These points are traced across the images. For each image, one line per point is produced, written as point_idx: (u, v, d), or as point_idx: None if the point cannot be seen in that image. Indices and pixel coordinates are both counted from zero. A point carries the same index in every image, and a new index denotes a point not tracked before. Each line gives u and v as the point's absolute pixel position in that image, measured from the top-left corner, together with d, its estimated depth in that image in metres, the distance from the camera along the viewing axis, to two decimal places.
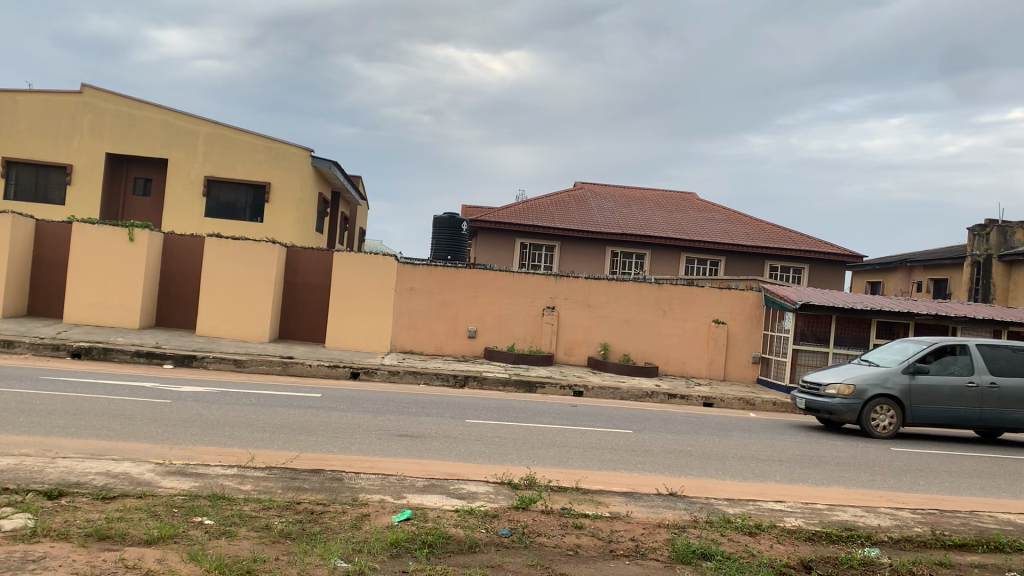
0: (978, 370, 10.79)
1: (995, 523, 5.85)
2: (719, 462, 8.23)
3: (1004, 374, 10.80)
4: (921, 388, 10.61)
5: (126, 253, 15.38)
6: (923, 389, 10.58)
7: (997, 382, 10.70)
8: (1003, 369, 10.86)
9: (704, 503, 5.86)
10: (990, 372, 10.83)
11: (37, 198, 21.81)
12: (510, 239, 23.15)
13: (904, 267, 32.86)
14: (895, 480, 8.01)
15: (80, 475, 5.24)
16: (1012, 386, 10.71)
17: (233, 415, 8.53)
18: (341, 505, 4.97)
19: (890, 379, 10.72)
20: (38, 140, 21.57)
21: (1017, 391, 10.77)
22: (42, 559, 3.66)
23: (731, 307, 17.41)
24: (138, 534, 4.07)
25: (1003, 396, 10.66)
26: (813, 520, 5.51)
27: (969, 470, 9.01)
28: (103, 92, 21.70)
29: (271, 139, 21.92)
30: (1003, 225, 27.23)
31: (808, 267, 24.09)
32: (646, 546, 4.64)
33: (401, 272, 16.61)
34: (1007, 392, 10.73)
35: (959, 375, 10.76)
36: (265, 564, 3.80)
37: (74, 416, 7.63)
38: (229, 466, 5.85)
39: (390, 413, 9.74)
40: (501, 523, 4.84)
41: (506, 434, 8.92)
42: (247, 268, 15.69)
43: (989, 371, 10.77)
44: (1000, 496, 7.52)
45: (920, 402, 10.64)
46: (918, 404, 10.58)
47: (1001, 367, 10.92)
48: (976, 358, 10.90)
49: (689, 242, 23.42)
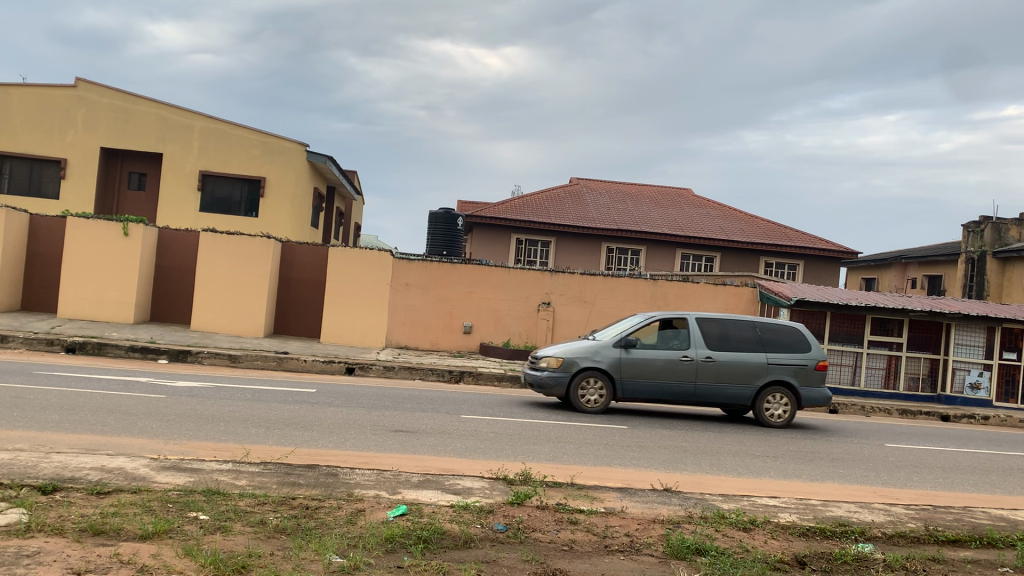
0: (695, 344, 10.69)
1: (988, 519, 5.88)
2: (714, 458, 8.24)
3: (720, 349, 10.69)
4: (633, 362, 10.51)
5: (120, 248, 15.33)
6: (635, 363, 10.47)
7: (711, 356, 10.60)
8: (722, 343, 10.76)
9: (699, 498, 5.87)
10: (707, 346, 10.72)
11: (31, 192, 21.73)
12: (505, 234, 23.15)
13: (899, 264, 32.95)
14: (890, 476, 8.04)
15: (74, 470, 5.23)
16: (729, 360, 10.62)
17: (227, 411, 8.51)
18: (337, 500, 4.96)
19: (602, 353, 10.60)
20: (31, 134, 21.48)
21: (734, 365, 10.67)
22: (36, 555, 3.65)
23: (726, 303, 17.44)
24: (132, 530, 4.06)
25: (717, 369, 10.57)
26: (807, 516, 5.52)
27: (962, 466, 9.05)
28: (97, 86, 21.59)
29: (266, 134, 21.86)
30: (997, 222, 27.36)
31: (803, 264, 24.14)
32: (641, 541, 4.65)
33: (396, 268, 16.59)
34: (721, 367, 10.63)
35: (672, 349, 10.65)
36: (260, 560, 3.80)
37: (68, 411, 7.61)
38: (224, 461, 5.84)
39: (385, 408, 9.75)
40: (496, 518, 4.84)
41: (501, 429, 8.92)
42: (242, 263, 15.67)
43: (705, 346, 10.65)
44: (992, 492, 7.55)
45: (631, 375, 10.56)
46: (626, 377, 10.50)
47: (721, 341, 10.80)
48: (693, 332, 10.80)
49: (684, 237, 23.44)
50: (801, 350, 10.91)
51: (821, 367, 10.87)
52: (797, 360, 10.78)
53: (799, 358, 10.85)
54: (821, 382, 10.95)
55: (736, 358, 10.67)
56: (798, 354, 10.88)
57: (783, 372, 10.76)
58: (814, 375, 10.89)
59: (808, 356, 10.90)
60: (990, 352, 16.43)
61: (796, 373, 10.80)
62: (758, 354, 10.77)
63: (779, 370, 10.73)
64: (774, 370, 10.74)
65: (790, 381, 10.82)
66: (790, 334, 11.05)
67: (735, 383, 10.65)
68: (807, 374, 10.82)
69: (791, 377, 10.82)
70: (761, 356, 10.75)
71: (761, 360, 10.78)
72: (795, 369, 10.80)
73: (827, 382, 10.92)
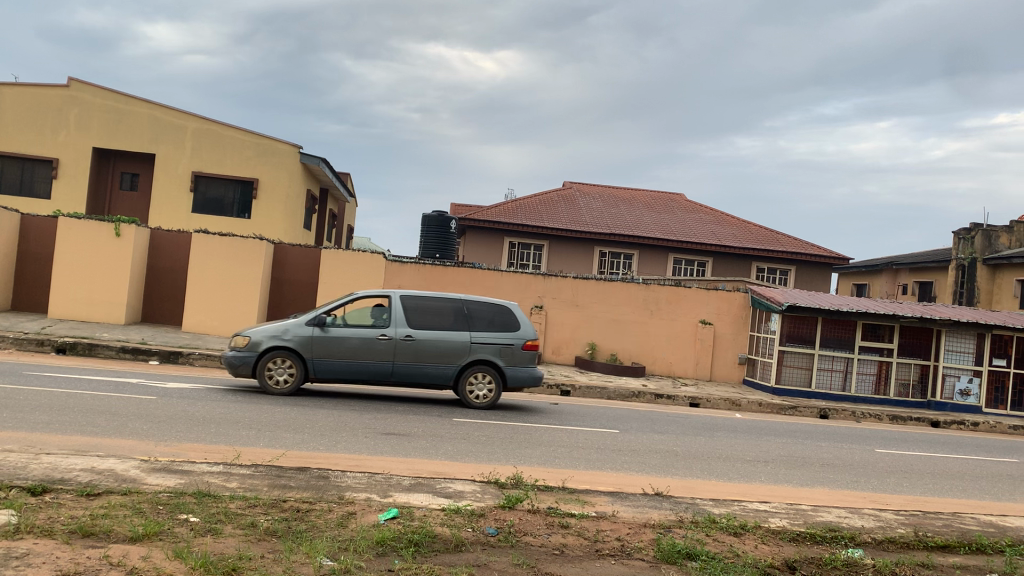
0: (395, 322, 10.43)
1: (977, 524, 5.90)
2: (704, 463, 8.26)
3: (422, 327, 10.47)
4: (324, 341, 10.18)
5: (111, 248, 15.28)
6: (326, 342, 10.14)
7: (410, 335, 10.37)
8: (421, 321, 10.52)
9: (690, 503, 5.88)
10: (409, 324, 10.48)
11: (23, 192, 21.64)
12: (498, 237, 23.16)
13: (890, 270, 33.09)
14: (879, 481, 8.08)
15: (64, 471, 5.21)
16: (428, 340, 10.40)
17: (219, 413, 8.50)
18: (328, 503, 4.96)
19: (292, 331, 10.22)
20: (24, 134, 21.41)
21: (433, 343, 10.43)
22: (26, 556, 3.63)
23: (717, 307, 17.48)
24: (122, 531, 4.05)
25: (414, 349, 10.33)
26: (798, 521, 5.54)
27: (951, 472, 9.10)
28: (90, 86, 21.52)
29: (260, 135, 21.83)
30: (987, 229, 27.51)
31: (795, 269, 24.22)
32: (632, 545, 4.66)
33: (389, 270, 16.57)
34: (421, 345, 10.41)
35: (372, 327, 10.37)
36: (250, 562, 3.79)
37: (59, 413, 7.58)
38: (214, 464, 5.82)
39: (377, 411, 9.74)
40: (487, 522, 4.84)
41: (493, 433, 8.93)
42: (235, 264, 15.64)
43: (404, 323, 10.41)
44: (981, 498, 7.58)
45: (323, 355, 10.22)
46: (316, 357, 10.16)
47: (429, 320, 10.57)
48: (395, 310, 10.54)
49: (677, 242, 23.50)
50: (509, 329, 10.72)
51: (528, 347, 10.69)
52: (499, 341, 10.58)
53: (506, 337, 10.66)
54: (530, 363, 10.78)
55: (437, 337, 10.44)
56: (504, 333, 10.69)
57: (485, 352, 10.56)
58: (522, 355, 10.71)
59: (516, 336, 10.72)
60: (980, 358, 16.50)
61: (501, 353, 10.60)
62: (464, 333, 10.55)
63: (483, 349, 10.54)
64: (478, 349, 10.54)
65: (496, 360, 10.61)
66: (498, 313, 10.85)
67: (434, 362, 10.42)
68: (513, 354, 10.63)
69: (495, 356, 10.61)
70: (463, 335, 10.54)
71: (466, 339, 10.57)
72: (498, 348, 10.59)
73: (536, 362, 10.78)
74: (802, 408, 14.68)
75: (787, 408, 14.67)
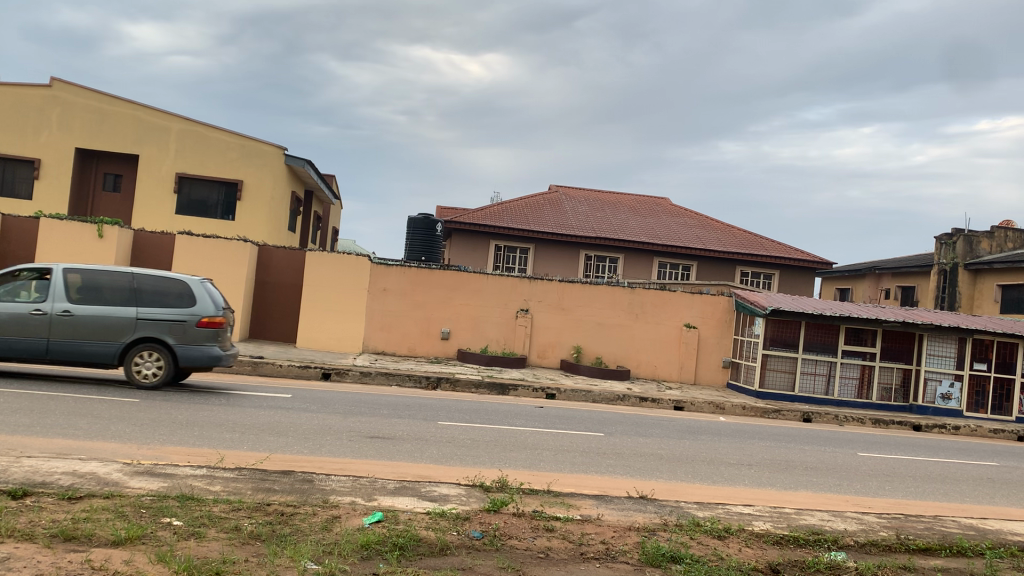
0: (53, 296, 9.62)
1: (958, 528, 5.95)
2: (689, 466, 8.28)
3: (83, 302, 9.65)
4: None
5: (94, 249, 15.16)
6: None
7: (66, 309, 9.55)
8: (85, 296, 9.70)
9: (674, 506, 5.90)
10: (70, 299, 9.66)
11: (4, 193, 21.45)
12: (484, 240, 23.16)
13: (872, 275, 33.33)
14: (862, 485, 8.13)
15: (45, 475, 5.16)
16: (86, 315, 9.57)
17: (202, 415, 8.44)
18: (312, 507, 4.94)
19: None
20: (5, 134, 21.22)
21: (94, 320, 9.60)
22: (7, 561, 3.60)
23: (702, 311, 17.55)
24: (105, 535, 4.02)
25: (72, 325, 9.52)
26: (781, 524, 5.57)
27: (932, 475, 9.19)
28: (73, 86, 21.37)
29: (244, 136, 21.74)
30: (968, 234, 27.77)
31: (778, 273, 24.35)
32: (617, 548, 4.67)
33: (374, 273, 16.53)
34: (81, 321, 9.59)
35: (25, 302, 9.55)
36: (234, 566, 3.77)
37: (40, 415, 7.51)
38: (198, 467, 5.79)
39: (361, 414, 9.71)
40: (472, 525, 4.84)
41: (478, 436, 8.92)
42: (219, 266, 15.56)
43: (62, 298, 9.59)
44: (962, 501, 7.64)
45: None
46: None
47: (94, 294, 9.75)
48: (56, 283, 9.69)
49: (662, 246, 23.57)
50: (185, 306, 9.95)
51: (203, 324, 9.91)
52: (170, 316, 9.80)
53: (179, 313, 9.88)
54: (207, 341, 9.98)
55: (99, 312, 9.62)
56: (180, 310, 9.91)
57: (153, 329, 9.75)
58: (198, 332, 9.93)
59: (192, 312, 9.95)
60: (961, 362, 16.65)
61: (172, 330, 9.81)
62: (129, 307, 9.74)
63: (150, 326, 9.72)
64: (144, 326, 9.72)
65: (167, 338, 9.82)
66: (175, 288, 10.04)
67: (94, 340, 9.58)
68: (184, 331, 9.85)
69: (166, 334, 9.82)
70: (129, 311, 9.72)
71: (135, 314, 9.75)
72: (170, 325, 9.81)
73: (214, 340, 9.99)
74: (785, 411, 14.75)
75: (770, 411, 14.75)
